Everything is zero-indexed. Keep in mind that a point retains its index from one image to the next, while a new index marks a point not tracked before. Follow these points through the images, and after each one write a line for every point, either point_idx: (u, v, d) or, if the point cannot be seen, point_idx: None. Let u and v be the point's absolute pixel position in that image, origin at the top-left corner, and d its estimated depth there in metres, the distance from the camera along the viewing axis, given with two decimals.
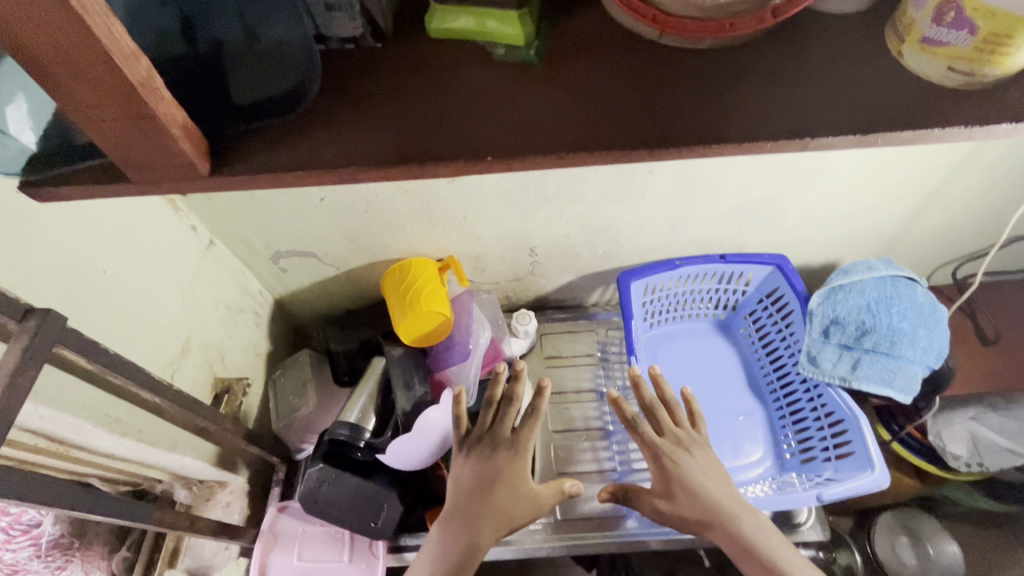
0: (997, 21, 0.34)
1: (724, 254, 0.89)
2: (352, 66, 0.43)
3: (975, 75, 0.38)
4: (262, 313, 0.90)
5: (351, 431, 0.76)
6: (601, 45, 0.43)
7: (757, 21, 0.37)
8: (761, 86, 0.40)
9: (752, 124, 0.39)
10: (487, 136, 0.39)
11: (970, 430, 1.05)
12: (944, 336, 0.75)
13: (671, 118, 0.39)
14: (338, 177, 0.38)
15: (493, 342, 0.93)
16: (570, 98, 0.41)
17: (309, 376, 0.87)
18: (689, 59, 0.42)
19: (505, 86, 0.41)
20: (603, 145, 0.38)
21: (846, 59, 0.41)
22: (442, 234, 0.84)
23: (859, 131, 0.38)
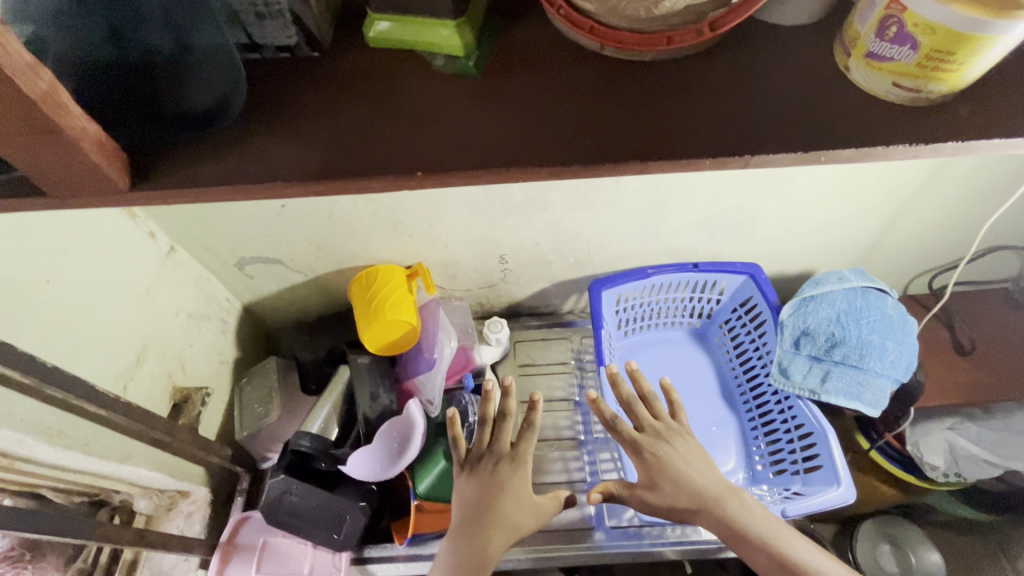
0: (938, 37, 0.33)
1: (696, 262, 0.88)
2: (288, 75, 0.42)
3: (921, 92, 0.37)
4: (229, 319, 0.89)
5: (314, 442, 0.76)
6: (541, 58, 0.42)
7: (696, 34, 0.36)
8: (702, 101, 0.39)
9: (691, 141, 0.38)
10: (419, 151, 0.38)
11: (948, 440, 1.04)
12: (913, 348, 0.74)
13: (608, 135, 0.38)
14: (265, 191, 0.38)
15: (463, 350, 0.91)
16: (506, 113, 0.39)
17: (275, 385, 0.86)
18: (631, 73, 0.41)
19: (440, 100, 0.40)
20: (537, 162, 0.37)
21: (791, 74, 0.40)
22: (410, 241, 0.82)
23: (800, 148, 0.37)
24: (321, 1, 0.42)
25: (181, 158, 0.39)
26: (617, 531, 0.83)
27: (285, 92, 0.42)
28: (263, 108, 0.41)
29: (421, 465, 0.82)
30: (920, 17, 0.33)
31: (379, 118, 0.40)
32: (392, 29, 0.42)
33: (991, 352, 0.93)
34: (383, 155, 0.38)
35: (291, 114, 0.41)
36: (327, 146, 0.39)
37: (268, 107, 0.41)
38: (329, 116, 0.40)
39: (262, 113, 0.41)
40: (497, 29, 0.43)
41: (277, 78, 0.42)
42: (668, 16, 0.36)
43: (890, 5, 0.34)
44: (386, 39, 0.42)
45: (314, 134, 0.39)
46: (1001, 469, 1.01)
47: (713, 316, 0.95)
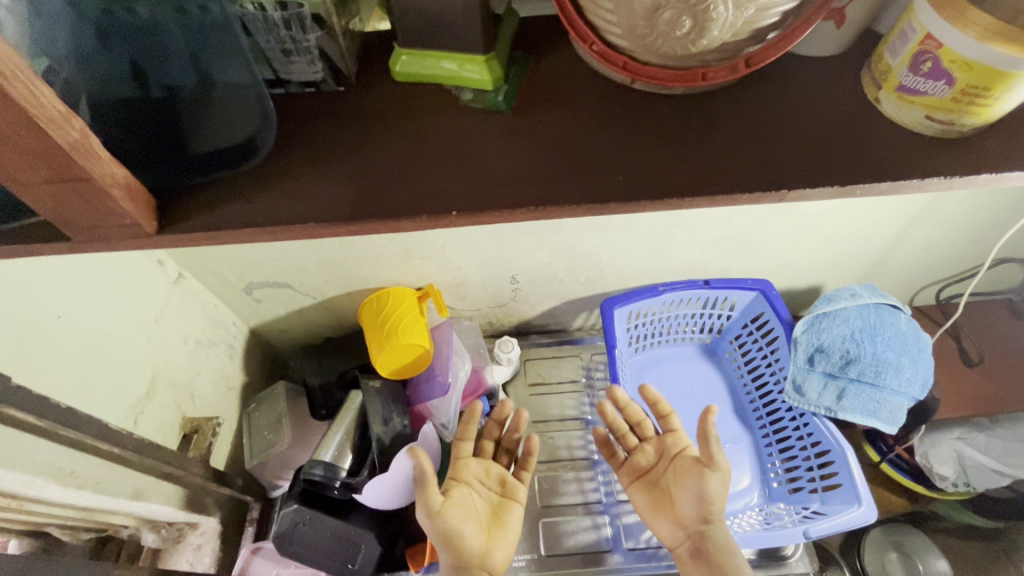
0: (975, 74, 0.33)
1: (708, 279, 0.88)
2: (314, 111, 0.42)
3: (954, 124, 0.37)
4: (236, 344, 0.87)
5: (326, 471, 0.73)
6: (571, 92, 0.42)
7: (731, 71, 0.36)
8: (735, 135, 0.39)
9: (725, 176, 0.37)
10: (451, 191, 0.38)
11: (956, 450, 1.04)
12: (929, 364, 0.74)
13: (644, 170, 0.38)
14: (297, 233, 0.37)
15: (476, 371, 0.90)
16: (538, 150, 0.39)
17: (284, 411, 0.84)
18: (661, 106, 0.41)
19: (471, 136, 0.40)
20: (573, 200, 0.37)
21: (823, 107, 0.40)
22: (421, 264, 0.82)
23: (837, 183, 0.37)
24: (348, 36, 0.41)
25: (208, 199, 0.39)
26: (635, 552, 0.82)
27: (313, 129, 0.41)
28: (292, 145, 0.41)
29: None
30: (956, 54, 0.33)
31: (411, 157, 0.39)
32: (419, 64, 0.41)
33: (997, 363, 0.94)
34: (417, 194, 0.38)
35: (319, 153, 0.40)
36: (359, 186, 0.38)
37: (297, 144, 0.41)
38: (360, 154, 0.40)
39: (292, 149, 0.41)
40: (523, 62, 0.43)
41: (305, 115, 0.42)
42: (705, 55, 0.36)
43: (926, 42, 0.35)
44: (413, 74, 0.42)
45: (346, 174, 0.39)
46: (1010, 479, 1.00)
47: (724, 331, 0.95)
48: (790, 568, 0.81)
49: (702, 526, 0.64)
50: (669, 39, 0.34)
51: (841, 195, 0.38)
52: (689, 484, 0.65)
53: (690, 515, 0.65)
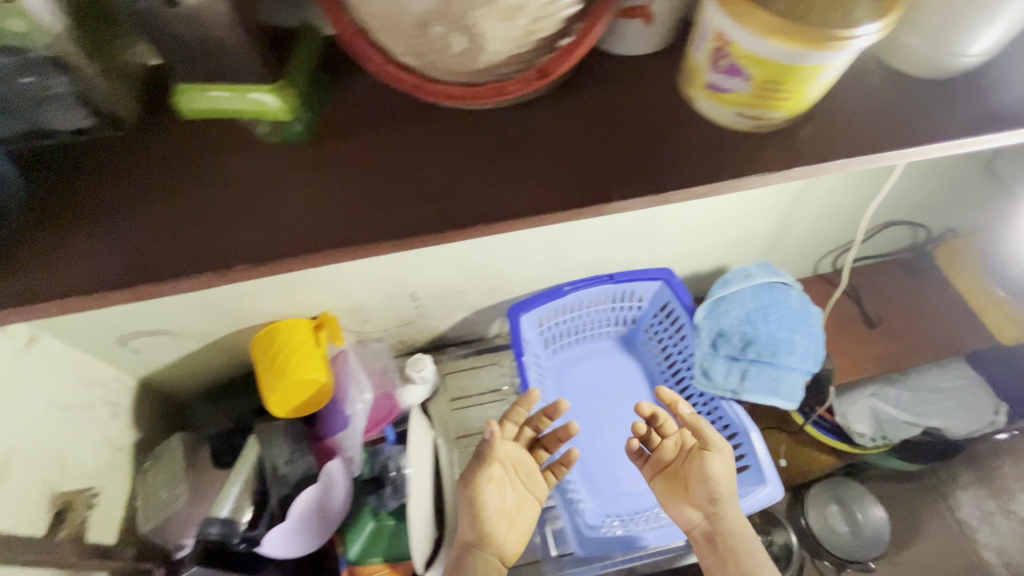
0: (767, 69, 0.32)
1: (612, 274, 0.87)
2: (96, 164, 0.38)
3: (762, 119, 0.36)
4: (121, 401, 0.80)
5: (224, 527, 0.69)
6: (376, 116, 0.39)
7: (527, 82, 0.34)
8: (547, 150, 0.38)
9: (537, 195, 0.36)
10: (246, 243, 0.36)
11: (871, 406, 1.08)
12: (820, 336, 0.76)
13: (450, 198, 0.36)
14: (79, 300, 0.34)
15: (386, 397, 0.86)
16: (341, 184, 0.37)
17: (180, 466, 0.78)
18: (471, 126, 0.38)
19: (270, 171, 0.38)
20: (374, 237, 0.35)
21: (642, 108, 0.39)
22: (309, 292, 0.77)
23: (650, 191, 0.36)
24: (119, 75, 0.37)
25: None
26: (563, 558, 0.81)
27: (94, 186, 0.38)
28: (66, 206, 0.37)
29: (350, 528, 0.76)
30: (746, 51, 0.32)
31: (202, 211, 0.37)
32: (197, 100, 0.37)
33: (895, 321, 0.98)
34: (211, 245, 0.36)
35: (103, 215, 0.37)
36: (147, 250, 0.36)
37: (74, 204, 0.37)
38: (148, 213, 0.37)
39: (66, 212, 0.37)
40: (331, 84, 0.39)
41: (82, 171, 0.38)
42: (495, 70, 0.33)
43: (717, 40, 0.33)
44: (195, 110, 0.38)
45: (131, 238, 0.36)
46: (921, 428, 1.07)
47: (637, 322, 0.95)
48: None
49: (714, 508, 0.67)
50: (447, 57, 0.32)
51: (659, 203, 0.37)
52: (697, 468, 0.68)
53: (702, 497, 0.67)
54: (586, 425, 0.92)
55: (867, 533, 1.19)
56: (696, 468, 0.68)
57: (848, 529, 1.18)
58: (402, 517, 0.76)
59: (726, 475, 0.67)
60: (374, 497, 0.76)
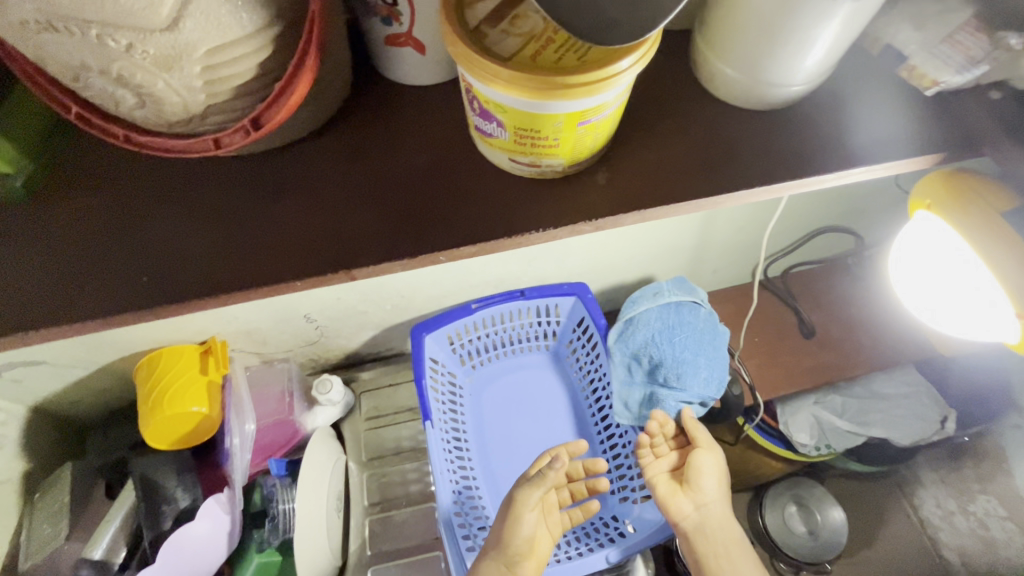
0: (510, 117, 0.32)
1: (522, 291, 0.82)
2: None
3: (540, 165, 0.37)
4: (5, 433, 0.75)
5: (95, 570, 0.68)
6: (146, 193, 0.41)
7: (243, 135, 0.34)
8: (309, 210, 0.39)
9: (285, 263, 0.37)
10: (10, 313, 0.37)
11: (815, 416, 1.00)
12: (724, 352, 0.72)
13: (212, 262, 0.38)
14: None
15: (285, 423, 0.81)
16: (112, 249, 0.39)
17: (65, 499, 0.75)
18: (233, 198, 0.40)
19: (40, 238, 0.39)
20: (135, 305, 0.37)
21: (403, 171, 0.40)
22: (188, 321, 0.72)
23: (402, 252, 0.37)
24: None
25: None
26: None
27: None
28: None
29: (239, 562, 0.73)
30: (488, 98, 0.31)
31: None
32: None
33: (830, 331, 0.94)
34: None
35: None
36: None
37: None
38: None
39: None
40: (64, 133, 0.42)
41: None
42: (206, 118, 0.34)
43: (464, 84, 0.33)
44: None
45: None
46: (865, 438, 1.00)
47: (558, 337, 0.90)
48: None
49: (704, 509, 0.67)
50: (133, 108, 0.32)
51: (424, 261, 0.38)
52: (691, 468, 0.67)
53: (695, 497, 0.67)
54: (501, 447, 0.86)
55: (824, 535, 1.14)
56: (691, 470, 0.67)
57: (805, 531, 1.14)
58: (289, 552, 0.74)
59: (713, 473, 0.67)
60: (260, 532, 0.74)
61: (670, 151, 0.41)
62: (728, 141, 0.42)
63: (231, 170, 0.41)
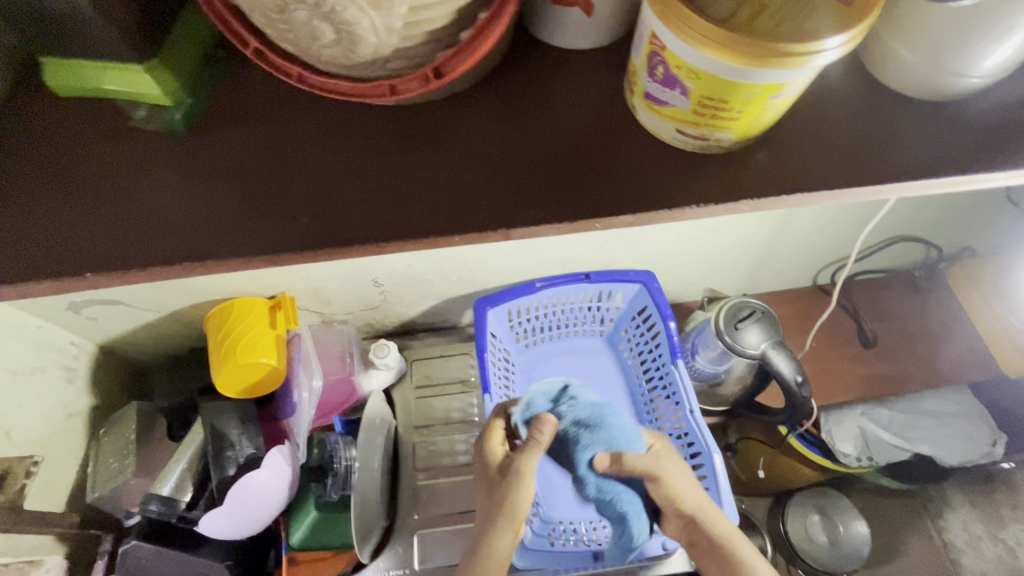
0: (702, 83, 0.31)
1: (587, 274, 0.82)
2: None
3: (709, 138, 0.35)
4: (78, 367, 0.78)
5: (163, 506, 0.70)
6: (291, 134, 0.40)
7: (422, 82, 0.34)
8: (462, 167, 0.38)
9: (440, 216, 0.37)
10: (167, 244, 0.38)
11: (859, 426, 0.92)
12: (791, 351, 0.72)
13: (366, 210, 0.38)
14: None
15: (344, 382, 0.83)
16: (258, 188, 0.39)
17: (130, 437, 0.77)
18: (381, 145, 0.39)
19: (185, 173, 0.40)
20: (286, 247, 0.37)
21: (555, 134, 0.39)
22: (262, 274, 0.73)
23: (560, 217, 0.37)
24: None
25: None
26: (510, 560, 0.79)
27: (6, 187, 0.40)
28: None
29: (296, 512, 0.75)
30: (682, 60, 0.31)
31: (113, 221, 0.39)
32: (133, 89, 0.38)
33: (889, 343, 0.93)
34: (127, 245, 0.38)
35: (17, 218, 0.39)
36: (56, 252, 0.38)
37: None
38: (63, 219, 0.39)
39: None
40: (224, 65, 0.42)
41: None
42: (387, 64, 0.33)
43: (655, 45, 0.31)
44: (144, 101, 0.39)
45: (45, 243, 0.38)
46: (910, 453, 0.92)
47: (615, 323, 0.89)
48: (669, 566, 0.79)
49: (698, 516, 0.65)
50: (323, 46, 0.31)
51: (581, 228, 0.37)
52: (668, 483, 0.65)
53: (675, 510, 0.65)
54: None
55: (845, 549, 1.05)
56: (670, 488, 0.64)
57: (827, 542, 1.05)
58: (344, 508, 0.76)
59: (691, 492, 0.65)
60: (318, 486, 0.76)
61: (808, 138, 0.40)
62: (870, 132, 0.40)
63: (380, 118, 0.40)
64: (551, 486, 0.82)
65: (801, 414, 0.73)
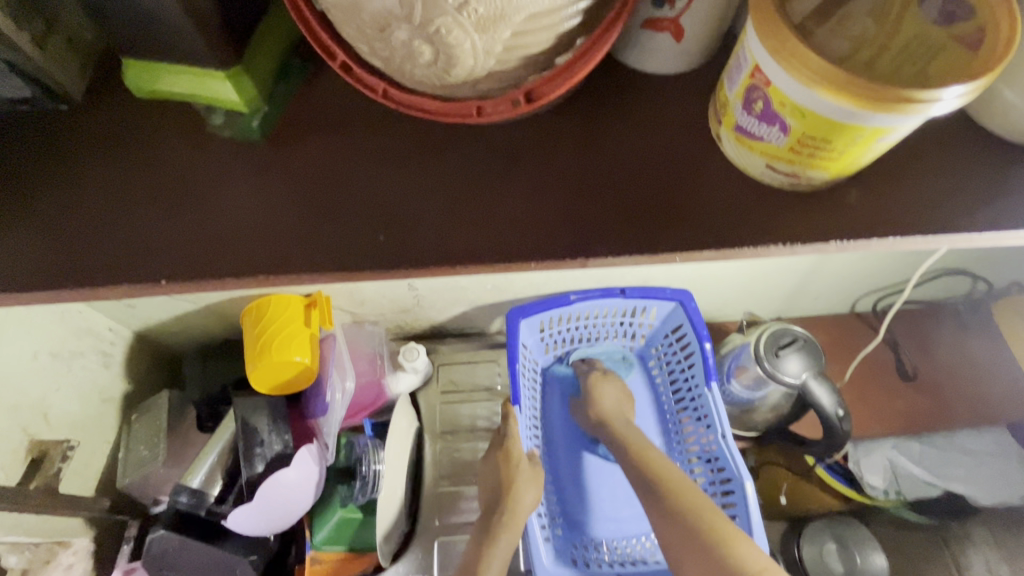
0: (808, 121, 0.30)
1: (623, 289, 0.81)
2: (59, 138, 0.41)
3: (800, 176, 0.35)
4: (114, 352, 0.78)
5: (193, 498, 0.70)
6: (366, 147, 0.40)
7: (510, 106, 0.35)
8: (541, 193, 0.38)
9: (516, 241, 0.37)
10: (240, 253, 0.38)
11: (889, 458, 0.90)
12: (833, 383, 0.70)
13: (442, 231, 0.37)
14: (57, 287, 0.37)
15: (374, 384, 0.83)
16: (332, 202, 0.39)
17: (162, 425, 0.78)
18: (457, 167, 0.39)
19: (258, 182, 0.40)
20: (359, 263, 0.37)
21: (634, 163, 0.38)
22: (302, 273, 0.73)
23: (640, 249, 0.36)
24: (66, 54, 0.41)
25: None
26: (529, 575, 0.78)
27: (81, 186, 0.40)
28: (50, 203, 0.39)
29: (320, 512, 0.75)
30: (787, 97, 0.30)
31: (183, 228, 0.39)
32: (215, 96, 0.39)
33: None
34: (199, 253, 0.38)
35: (92, 220, 0.39)
36: (131, 254, 0.38)
37: (58, 202, 0.39)
38: (138, 222, 0.39)
39: (47, 212, 0.39)
40: (298, 73, 0.42)
41: (70, 168, 0.40)
42: (476, 86, 0.33)
43: (760, 78, 0.30)
44: (222, 108, 0.40)
45: (117, 245, 0.38)
46: (940, 490, 0.90)
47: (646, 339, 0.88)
48: None
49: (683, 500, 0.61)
50: (416, 65, 0.31)
51: (657, 260, 0.37)
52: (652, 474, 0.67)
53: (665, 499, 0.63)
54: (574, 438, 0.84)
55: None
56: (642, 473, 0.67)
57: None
58: (369, 512, 0.76)
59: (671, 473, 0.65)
60: (345, 488, 0.76)
61: (893, 175, 0.38)
62: (954, 172, 0.39)
63: (455, 139, 0.40)
64: (574, 502, 0.81)
65: (837, 446, 0.72)
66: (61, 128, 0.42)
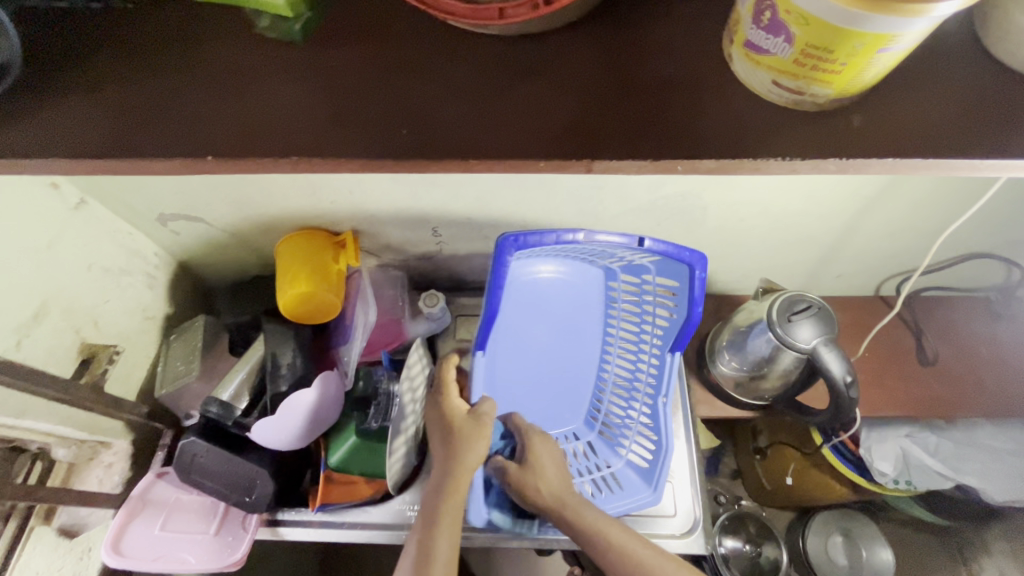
0: (810, 29, 0.31)
1: (643, 240, 0.67)
2: (118, 37, 0.45)
3: (805, 93, 0.36)
4: (158, 274, 0.84)
5: (222, 409, 0.76)
6: (398, 54, 0.43)
7: (529, 8, 0.37)
8: (553, 94, 0.40)
9: (531, 140, 0.39)
10: (278, 141, 0.41)
11: (902, 447, 0.89)
12: (843, 350, 0.70)
13: (459, 128, 0.40)
14: (112, 166, 0.41)
15: (393, 322, 0.88)
16: (363, 101, 0.41)
17: (196, 345, 0.84)
18: (477, 73, 0.41)
19: (294, 82, 0.43)
20: (389, 156, 0.39)
21: (649, 75, 0.40)
22: (334, 208, 0.75)
23: (650, 156, 0.38)
24: None
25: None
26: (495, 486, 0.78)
27: (132, 82, 0.44)
28: (102, 92, 0.43)
29: (336, 436, 0.80)
30: (793, 5, 0.31)
31: (222, 117, 0.42)
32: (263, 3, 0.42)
33: (951, 365, 0.89)
34: (244, 139, 0.41)
35: (145, 109, 0.43)
36: (178, 140, 0.41)
37: (112, 89, 0.43)
38: (182, 116, 0.42)
39: (100, 101, 0.43)
40: None
41: (125, 60, 0.44)
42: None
43: None
44: (268, 12, 0.43)
45: (164, 129, 0.42)
46: (952, 482, 0.89)
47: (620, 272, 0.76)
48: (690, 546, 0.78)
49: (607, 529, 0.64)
50: None
51: (663, 172, 0.39)
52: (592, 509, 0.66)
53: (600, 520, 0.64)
54: (513, 360, 0.80)
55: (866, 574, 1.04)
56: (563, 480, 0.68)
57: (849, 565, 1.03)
58: (382, 439, 0.79)
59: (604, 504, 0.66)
60: (360, 414, 0.81)
61: (910, 109, 0.38)
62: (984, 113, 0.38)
63: (480, 49, 0.42)
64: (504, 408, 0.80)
65: (843, 417, 0.71)
66: (121, 27, 0.46)
